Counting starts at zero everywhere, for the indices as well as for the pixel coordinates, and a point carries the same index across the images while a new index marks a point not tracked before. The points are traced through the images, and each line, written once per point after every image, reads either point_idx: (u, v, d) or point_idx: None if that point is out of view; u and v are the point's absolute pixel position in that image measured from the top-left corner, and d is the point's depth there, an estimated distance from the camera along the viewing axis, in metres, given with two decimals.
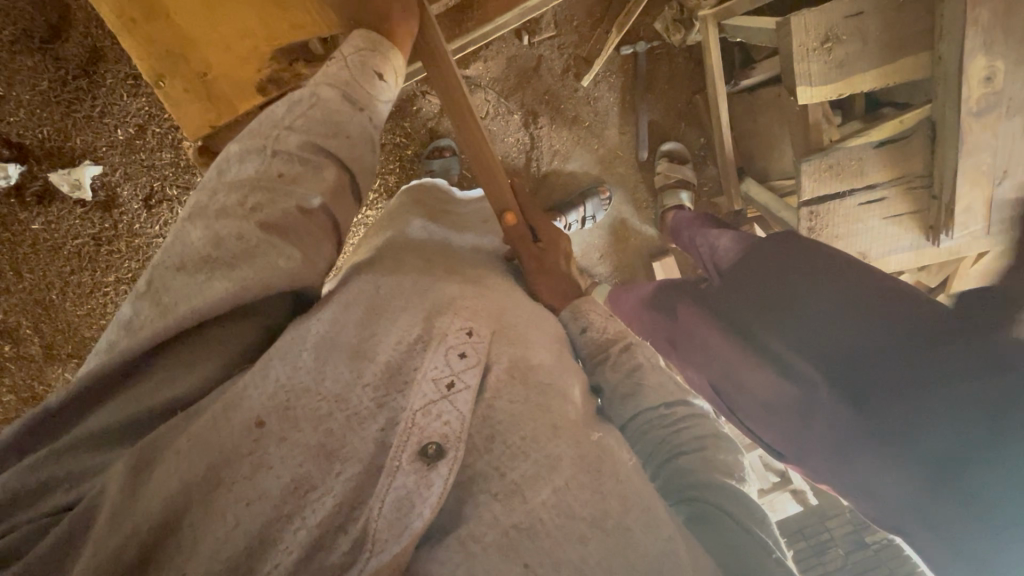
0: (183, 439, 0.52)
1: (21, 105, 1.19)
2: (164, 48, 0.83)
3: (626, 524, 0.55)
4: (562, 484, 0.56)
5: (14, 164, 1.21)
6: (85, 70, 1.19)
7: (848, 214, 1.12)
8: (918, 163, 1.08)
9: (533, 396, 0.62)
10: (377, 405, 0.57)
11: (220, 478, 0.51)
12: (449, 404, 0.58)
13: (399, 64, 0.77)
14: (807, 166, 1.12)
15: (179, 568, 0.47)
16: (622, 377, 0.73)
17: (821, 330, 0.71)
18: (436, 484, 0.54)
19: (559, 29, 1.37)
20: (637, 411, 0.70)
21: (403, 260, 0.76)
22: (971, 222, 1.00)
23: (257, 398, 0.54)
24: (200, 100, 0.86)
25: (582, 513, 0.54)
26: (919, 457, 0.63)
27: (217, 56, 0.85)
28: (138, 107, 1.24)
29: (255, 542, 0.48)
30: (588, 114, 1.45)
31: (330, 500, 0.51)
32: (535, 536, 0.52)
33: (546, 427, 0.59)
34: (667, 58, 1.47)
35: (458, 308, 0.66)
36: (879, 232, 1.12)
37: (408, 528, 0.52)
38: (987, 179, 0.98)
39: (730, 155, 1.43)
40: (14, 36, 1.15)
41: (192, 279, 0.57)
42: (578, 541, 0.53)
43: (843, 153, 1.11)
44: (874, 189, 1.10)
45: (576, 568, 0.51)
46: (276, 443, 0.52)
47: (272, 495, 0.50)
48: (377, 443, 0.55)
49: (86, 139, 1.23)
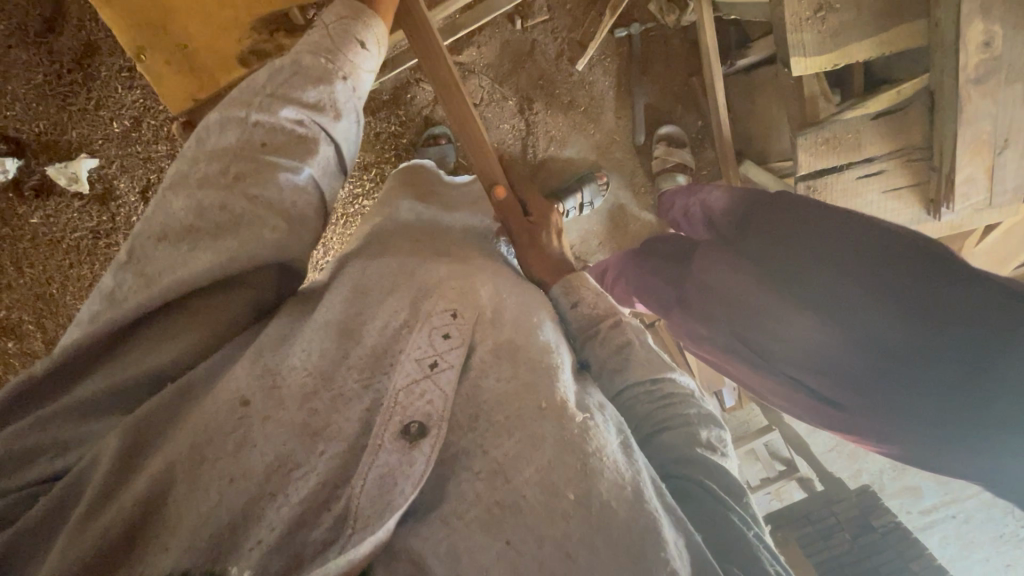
0: (178, 432, 0.52)
1: (17, 98, 1.19)
2: (143, 19, 0.82)
3: (604, 499, 0.53)
4: (546, 463, 0.55)
5: (12, 159, 1.21)
6: (80, 63, 1.20)
7: (846, 188, 1.11)
8: (917, 134, 1.07)
9: (520, 371, 0.60)
10: (363, 385, 0.57)
11: (202, 457, 0.50)
12: (432, 383, 0.58)
13: (381, 32, 0.74)
14: (803, 140, 1.11)
15: (162, 545, 0.47)
16: (611, 353, 0.72)
17: (854, 296, 0.82)
18: (418, 463, 0.54)
19: (552, 13, 1.36)
20: (623, 386, 0.70)
21: (391, 244, 0.76)
22: (973, 194, 1.00)
23: (243, 379, 0.55)
24: (181, 73, 0.86)
25: (566, 491, 0.53)
26: (929, 389, 0.80)
27: (197, 28, 0.85)
28: (132, 98, 1.24)
29: (237, 519, 0.48)
30: (584, 98, 1.44)
31: (313, 479, 0.51)
32: (518, 512, 0.52)
33: (532, 408, 0.57)
34: (663, 40, 1.45)
35: (444, 289, 0.65)
36: (879, 206, 1.11)
37: (390, 505, 0.51)
38: (988, 149, 0.98)
39: (727, 138, 1.41)
40: (9, 30, 1.16)
41: (177, 250, 0.58)
42: (563, 519, 0.52)
43: (840, 126, 1.09)
44: (873, 162, 1.10)
45: (560, 545, 0.51)
46: (261, 422, 0.52)
47: (255, 473, 0.50)
48: (362, 423, 0.55)
49: (83, 132, 1.24)
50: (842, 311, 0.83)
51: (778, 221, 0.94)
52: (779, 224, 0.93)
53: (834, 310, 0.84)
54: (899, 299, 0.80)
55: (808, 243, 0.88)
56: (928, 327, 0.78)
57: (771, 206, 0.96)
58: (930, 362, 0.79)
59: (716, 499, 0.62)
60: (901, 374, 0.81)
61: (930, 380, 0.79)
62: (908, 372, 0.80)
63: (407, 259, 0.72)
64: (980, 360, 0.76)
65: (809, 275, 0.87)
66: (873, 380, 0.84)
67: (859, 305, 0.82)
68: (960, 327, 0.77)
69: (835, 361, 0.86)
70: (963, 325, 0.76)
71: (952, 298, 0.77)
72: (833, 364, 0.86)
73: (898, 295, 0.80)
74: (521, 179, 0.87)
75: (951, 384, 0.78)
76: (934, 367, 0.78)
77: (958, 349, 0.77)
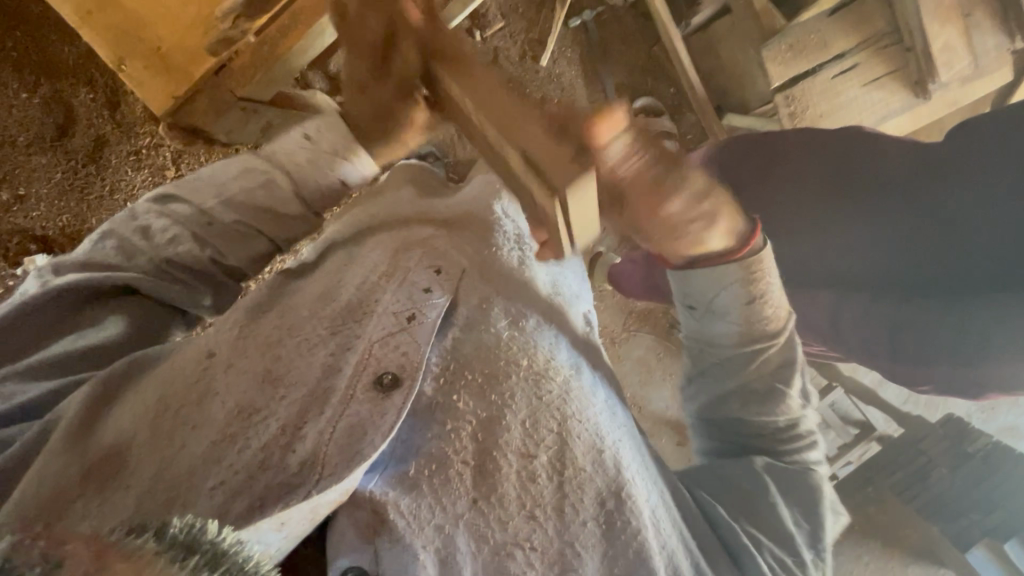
0: (143, 380, 0.55)
1: (41, 199, 1.30)
2: (118, 28, 0.89)
3: (580, 465, 0.60)
4: (523, 417, 0.60)
5: (41, 255, 1.28)
6: (93, 156, 1.31)
7: (825, 87, 1.18)
8: (879, 21, 1.15)
9: (504, 326, 0.65)
10: (330, 332, 0.59)
11: (167, 406, 0.51)
12: (410, 335, 0.59)
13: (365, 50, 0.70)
14: (768, 52, 1.18)
15: (123, 484, 0.46)
16: (751, 366, 0.79)
17: (845, 191, 0.88)
18: (391, 413, 0.53)
19: (506, 19, 1.43)
20: (761, 409, 0.79)
21: (377, 222, 0.74)
22: (955, 60, 1.10)
23: (210, 337, 0.57)
24: (159, 75, 0.92)
25: (538, 454, 0.59)
26: (909, 281, 0.84)
27: (168, 32, 0.91)
28: (141, 178, 1.34)
29: (199, 463, 0.48)
30: (555, 90, 1.48)
31: (273, 424, 0.52)
32: (488, 476, 0.56)
33: (507, 361, 0.62)
34: (616, 21, 1.52)
35: (428, 245, 0.69)
36: (866, 100, 1.18)
37: (359, 454, 0.51)
38: (956, 15, 1.09)
39: (704, 98, 1.45)
40: (29, 140, 1.28)
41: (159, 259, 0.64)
42: (533, 481, 0.58)
43: (799, 30, 1.16)
44: (844, 59, 1.17)
45: (523, 505, 0.57)
46: (224, 370, 0.55)
47: (217, 420, 0.51)
48: (326, 367, 0.57)
49: (102, 218, 1.32)
50: (902, 243, 0.84)
51: (759, 164, 0.96)
52: (754, 168, 0.96)
53: (904, 223, 0.84)
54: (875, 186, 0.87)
55: (779, 165, 0.94)
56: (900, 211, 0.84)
57: (750, 145, 0.99)
58: (917, 244, 0.83)
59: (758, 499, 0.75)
60: (873, 293, 0.87)
61: (934, 268, 0.82)
62: (921, 260, 0.83)
63: (390, 230, 0.71)
64: (950, 226, 0.81)
65: (876, 192, 0.86)
66: (834, 313, 0.92)
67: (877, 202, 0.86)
68: (927, 194, 0.83)
69: (823, 270, 0.90)
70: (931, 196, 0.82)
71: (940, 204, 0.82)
72: (820, 272, 0.90)
73: (887, 199, 0.85)
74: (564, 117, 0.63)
75: (932, 264, 0.82)
76: (912, 276, 0.84)
77: (924, 241, 0.83)
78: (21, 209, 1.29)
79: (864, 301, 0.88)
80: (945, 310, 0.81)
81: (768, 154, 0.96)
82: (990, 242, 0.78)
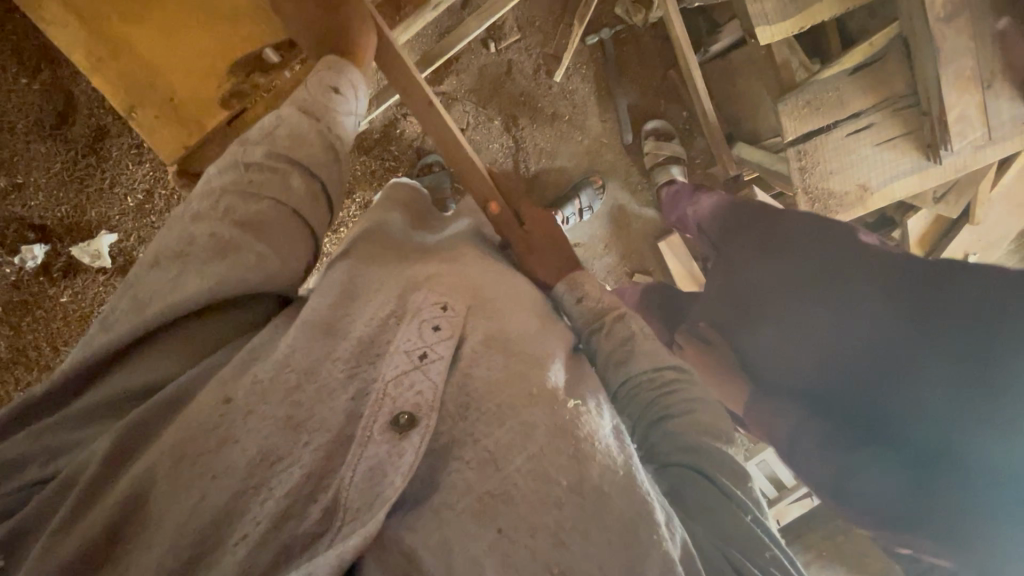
0: (169, 429, 0.53)
1: (40, 188, 1.27)
2: (133, 81, 0.86)
3: (598, 484, 0.54)
4: (537, 450, 0.54)
5: (39, 245, 1.29)
6: (92, 147, 1.29)
7: (836, 146, 1.21)
8: (899, 85, 1.18)
9: (515, 362, 0.62)
10: (348, 375, 0.58)
11: (185, 453, 0.51)
12: (422, 374, 0.58)
13: (356, 78, 0.81)
14: (785, 107, 1.22)
15: (148, 541, 0.48)
16: (616, 344, 0.76)
17: (838, 309, 0.81)
18: (408, 453, 0.53)
19: (523, 32, 1.41)
20: (628, 374, 0.74)
21: (379, 250, 0.76)
22: (968, 131, 1.09)
23: (227, 382, 0.55)
24: (171, 123, 0.88)
25: (558, 478, 0.53)
26: (863, 426, 0.79)
27: (182, 81, 0.88)
28: (142, 172, 1.33)
29: (221, 516, 0.48)
30: (566, 107, 1.47)
31: (297, 471, 0.50)
32: (510, 500, 0.51)
33: (523, 394, 0.58)
34: (634, 40, 1.49)
35: (433, 283, 0.67)
36: (876, 160, 1.20)
37: (379, 496, 0.50)
38: (975, 86, 1.07)
39: (716, 124, 1.42)
40: (27, 128, 1.25)
41: (168, 274, 0.60)
42: (554, 505, 0.51)
43: (818, 87, 1.21)
44: (859, 118, 1.20)
45: (551, 531, 0.50)
46: (244, 419, 0.53)
47: (239, 469, 0.50)
48: (349, 414, 0.55)
49: (101, 211, 1.32)
50: (877, 383, 0.77)
51: (753, 233, 1.01)
52: (754, 246, 0.98)
53: (898, 372, 0.75)
54: (866, 312, 0.78)
55: (772, 244, 0.95)
56: (884, 349, 0.76)
57: (746, 206, 1.08)
58: (889, 388, 0.76)
59: (701, 482, 0.65)
60: (833, 419, 0.83)
61: (899, 423, 0.75)
62: (890, 408, 0.76)
63: (395, 261, 0.74)
64: (929, 389, 0.73)
65: (871, 321, 0.78)
66: (796, 430, 0.88)
67: (866, 330, 0.78)
68: (921, 346, 0.74)
69: (785, 381, 0.87)
70: (923, 351, 0.73)
71: (928, 360, 0.73)
72: (785, 380, 0.87)
73: (875, 334, 0.77)
74: (514, 192, 0.92)
75: (895, 418, 0.76)
76: (873, 421, 0.78)
77: (898, 391, 0.75)
78: (19, 197, 1.27)
79: (827, 426, 0.83)
80: (895, 472, 0.77)
81: (769, 231, 0.98)
82: (972, 423, 0.70)
